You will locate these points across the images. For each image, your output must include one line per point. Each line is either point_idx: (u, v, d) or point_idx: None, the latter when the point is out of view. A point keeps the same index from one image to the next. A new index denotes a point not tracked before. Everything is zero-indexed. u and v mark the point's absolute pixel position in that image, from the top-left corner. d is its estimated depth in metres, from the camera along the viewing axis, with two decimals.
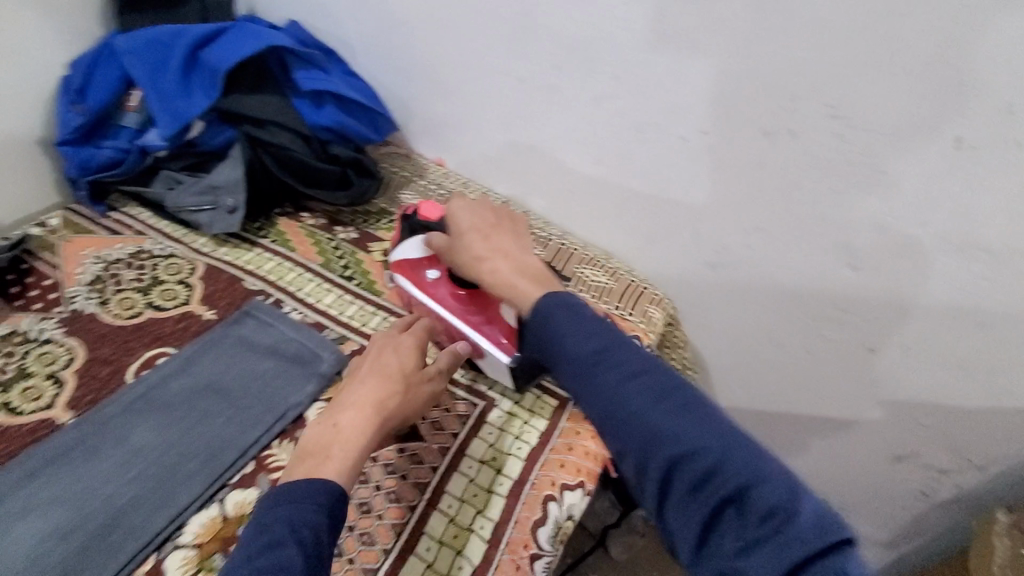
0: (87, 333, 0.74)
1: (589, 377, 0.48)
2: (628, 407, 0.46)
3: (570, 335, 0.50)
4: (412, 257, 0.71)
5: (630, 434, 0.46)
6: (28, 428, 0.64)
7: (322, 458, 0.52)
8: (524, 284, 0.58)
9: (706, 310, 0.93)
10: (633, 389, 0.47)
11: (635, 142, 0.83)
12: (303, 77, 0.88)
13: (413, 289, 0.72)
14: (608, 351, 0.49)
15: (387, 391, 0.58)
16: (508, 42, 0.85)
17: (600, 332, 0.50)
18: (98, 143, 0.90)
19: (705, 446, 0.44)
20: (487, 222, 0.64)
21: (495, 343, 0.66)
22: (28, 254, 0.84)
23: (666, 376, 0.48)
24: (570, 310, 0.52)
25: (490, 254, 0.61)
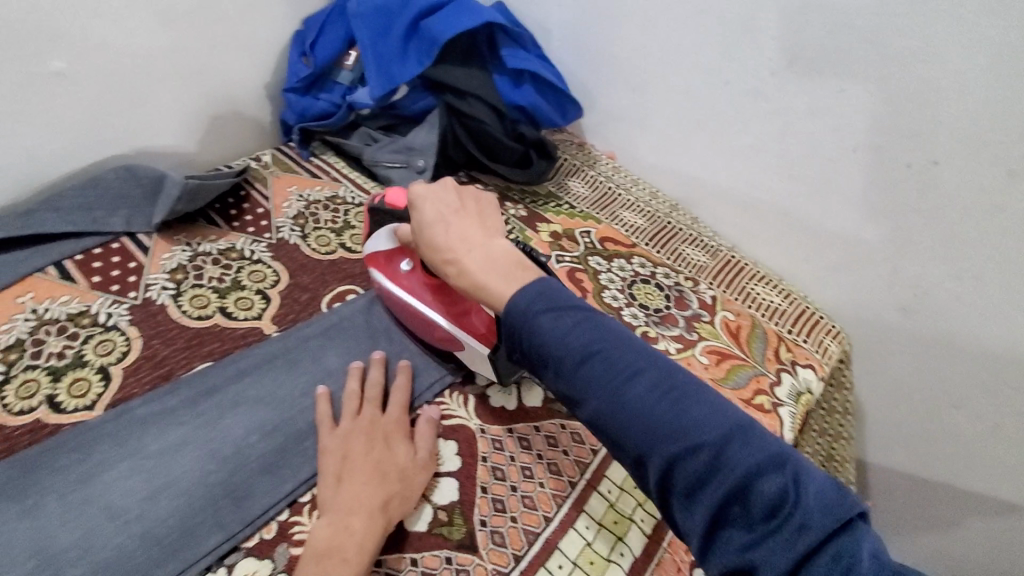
0: (290, 261, 0.81)
1: (572, 376, 0.41)
2: (617, 399, 0.40)
3: (547, 327, 0.43)
4: (385, 250, 0.68)
5: (624, 432, 0.40)
6: (240, 333, 0.71)
7: (340, 560, 0.49)
8: (495, 284, 0.47)
9: (883, 354, 0.86)
10: (620, 381, 0.40)
11: (845, 162, 0.78)
12: (510, 55, 0.92)
13: (387, 282, 0.69)
14: (587, 337, 0.42)
15: (387, 492, 0.54)
16: (720, 42, 0.82)
17: (571, 318, 0.43)
18: (317, 95, 0.98)
19: (700, 433, 0.38)
20: (448, 208, 0.52)
21: (475, 333, 0.63)
22: (245, 183, 0.91)
23: (646, 357, 0.42)
24: (545, 290, 0.45)
25: (455, 249, 0.50)
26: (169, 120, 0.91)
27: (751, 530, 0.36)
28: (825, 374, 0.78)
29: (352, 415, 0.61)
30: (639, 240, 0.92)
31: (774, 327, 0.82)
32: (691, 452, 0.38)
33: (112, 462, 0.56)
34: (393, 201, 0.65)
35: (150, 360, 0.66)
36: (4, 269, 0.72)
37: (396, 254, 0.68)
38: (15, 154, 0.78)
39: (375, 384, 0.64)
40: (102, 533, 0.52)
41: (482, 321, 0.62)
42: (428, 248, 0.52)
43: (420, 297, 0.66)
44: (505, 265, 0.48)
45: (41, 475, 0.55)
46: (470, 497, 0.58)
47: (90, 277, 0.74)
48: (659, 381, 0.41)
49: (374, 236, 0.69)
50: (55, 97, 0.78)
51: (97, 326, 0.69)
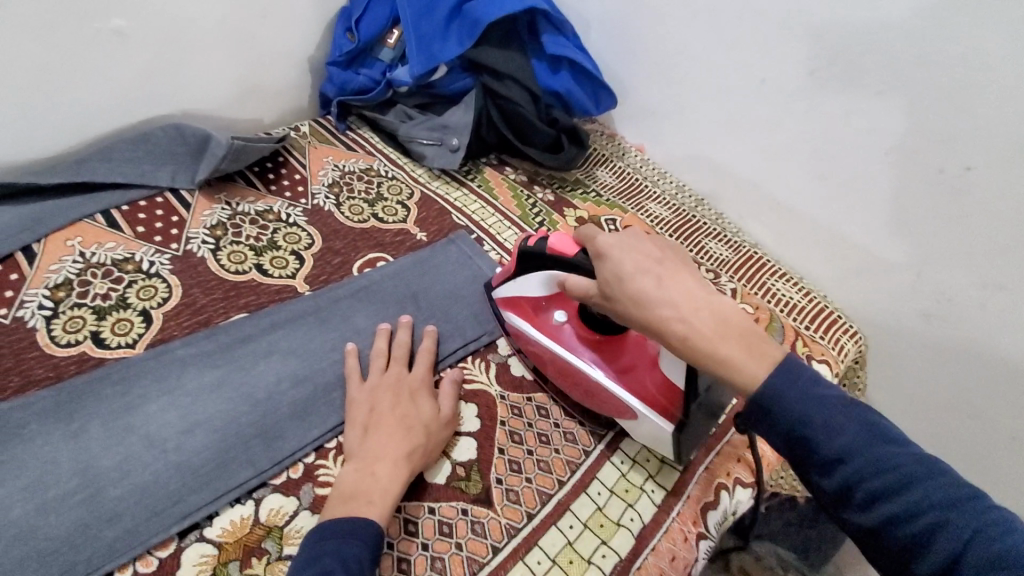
0: (325, 227, 0.84)
1: (853, 485, 0.42)
2: (914, 520, 0.40)
3: (821, 428, 0.43)
4: (534, 298, 0.65)
5: (920, 552, 0.39)
6: (275, 289, 0.74)
7: (364, 501, 0.51)
8: (735, 355, 0.46)
9: (899, 359, 0.87)
10: (910, 501, 0.40)
11: (876, 164, 0.79)
12: (550, 41, 0.94)
13: (537, 334, 0.65)
14: (874, 450, 0.42)
15: (411, 443, 0.56)
16: (760, 37, 0.83)
17: (856, 425, 0.43)
18: (357, 70, 1.01)
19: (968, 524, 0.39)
20: (652, 260, 0.50)
21: (645, 399, 0.57)
22: (284, 150, 0.94)
23: (946, 477, 0.41)
24: (815, 386, 0.45)
25: (679, 309, 0.47)
26: (217, 84, 0.94)
27: None
28: (840, 373, 0.79)
29: (378, 371, 0.63)
30: (662, 231, 0.94)
31: (791, 323, 0.83)
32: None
33: (152, 397, 0.59)
34: (558, 246, 0.59)
35: (188, 307, 0.69)
36: (55, 212, 0.75)
37: (552, 304, 0.64)
38: (73, 104, 0.81)
39: (402, 344, 0.67)
40: (142, 460, 0.55)
41: (653, 382, 0.57)
42: (633, 302, 0.49)
43: (579, 353, 0.62)
44: (736, 331, 0.47)
45: (87, 403, 0.58)
46: (487, 457, 0.60)
47: (135, 227, 0.77)
48: (962, 506, 0.39)
49: (524, 282, 0.64)
50: (113, 54, 0.81)
51: (140, 273, 0.72)
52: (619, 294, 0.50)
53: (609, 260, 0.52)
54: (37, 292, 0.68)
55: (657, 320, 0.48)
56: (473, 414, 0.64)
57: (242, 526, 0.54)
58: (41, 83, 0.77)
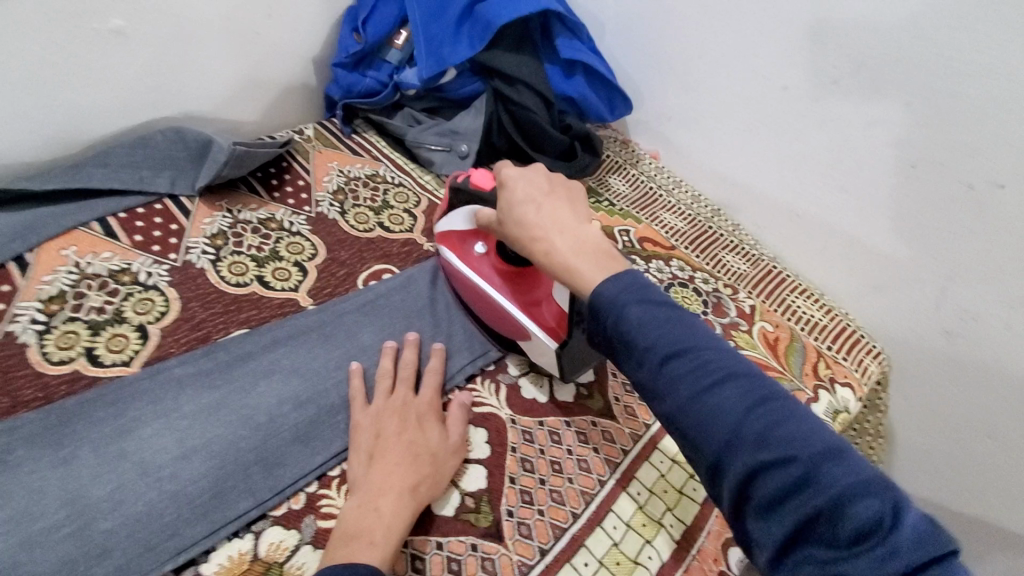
0: (329, 236, 0.81)
1: (656, 371, 0.42)
2: (701, 400, 0.41)
3: (637, 321, 0.44)
4: (460, 231, 0.71)
5: (708, 435, 0.40)
6: (277, 303, 0.71)
7: (366, 543, 0.48)
8: (583, 265, 0.49)
9: (922, 381, 0.83)
10: (708, 387, 0.41)
11: (903, 178, 0.75)
12: (565, 45, 0.90)
13: (458, 263, 0.71)
14: (680, 340, 0.43)
15: (418, 473, 0.54)
16: (782, 43, 0.80)
17: (664, 314, 0.43)
18: (364, 72, 0.97)
19: (791, 449, 0.38)
20: (539, 191, 0.55)
21: (542, 323, 0.63)
22: (287, 154, 0.91)
23: (738, 363, 0.42)
24: (638, 284, 0.46)
25: (549, 230, 0.52)
26: (218, 85, 0.91)
27: (831, 547, 0.36)
28: (863, 396, 0.75)
29: (385, 395, 0.60)
30: (677, 242, 0.91)
31: (813, 342, 0.80)
32: (779, 463, 0.38)
33: (147, 420, 0.57)
34: (476, 182, 0.67)
35: (187, 322, 0.66)
36: (49, 220, 0.72)
37: (475, 237, 0.70)
38: (68, 106, 0.78)
39: (408, 364, 0.64)
40: (136, 489, 0.52)
41: (550, 311, 0.63)
42: (515, 223, 0.54)
43: (492, 280, 0.67)
44: (591, 249, 0.50)
45: (79, 427, 0.55)
46: (498, 486, 0.58)
47: (133, 236, 0.75)
48: (749, 389, 0.41)
49: (454, 215, 0.71)
50: (109, 54, 0.78)
51: (137, 285, 0.69)
52: (507, 219, 0.56)
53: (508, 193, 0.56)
54: (29, 304, 0.65)
55: (529, 237, 0.53)
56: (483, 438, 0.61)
57: (240, 561, 0.51)
58: (34, 84, 0.74)
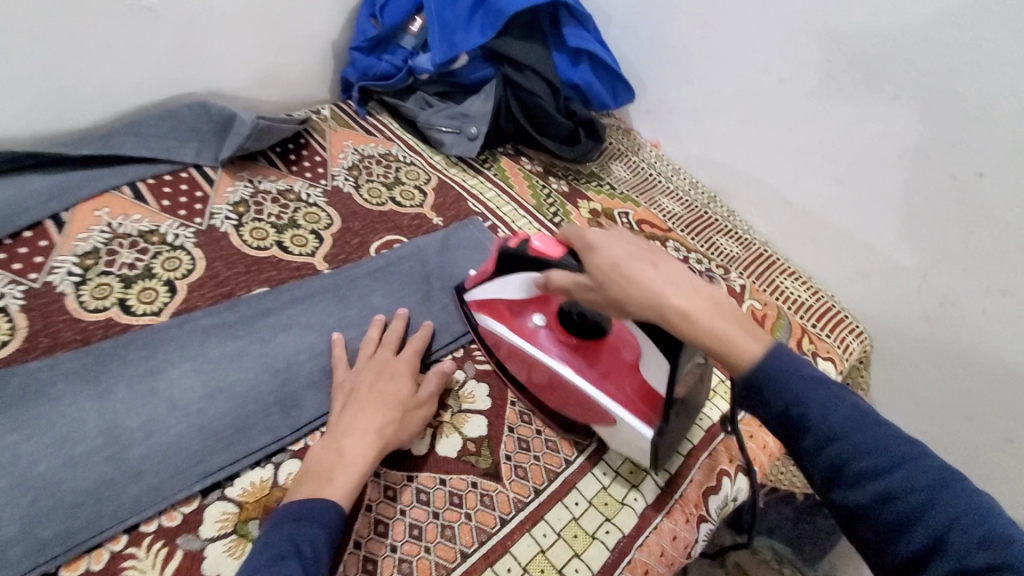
0: (344, 208, 0.86)
1: (841, 465, 0.41)
2: (893, 497, 0.39)
3: (815, 410, 0.42)
4: (512, 302, 0.63)
5: (903, 535, 0.39)
6: (295, 266, 0.76)
7: (325, 481, 0.52)
8: (734, 334, 0.45)
9: (901, 362, 0.88)
10: (900, 484, 0.39)
11: (889, 167, 0.80)
12: (571, 34, 0.95)
13: (513, 337, 0.63)
14: (863, 432, 0.41)
15: (386, 416, 0.57)
16: (780, 38, 0.84)
17: (844, 405, 0.42)
18: (380, 56, 1.02)
19: (998, 552, 0.36)
20: (642, 249, 0.49)
21: (625, 403, 0.57)
22: (305, 132, 0.95)
23: (932, 459, 0.40)
24: (809, 369, 0.44)
25: (677, 293, 0.46)
26: (243, 64, 0.96)
27: None
28: (843, 370, 0.79)
29: (366, 356, 0.64)
30: (674, 225, 0.95)
31: (799, 321, 0.84)
32: (994, 570, 0.36)
33: (175, 362, 0.61)
34: (536, 246, 0.58)
35: (211, 279, 0.71)
36: (84, 183, 0.77)
37: (529, 307, 0.63)
38: (104, 76, 0.83)
39: (393, 333, 0.67)
40: (166, 421, 0.57)
41: (633, 386, 0.57)
42: (627, 284, 0.47)
43: (556, 356, 0.61)
44: (727, 308, 0.47)
45: (113, 365, 0.60)
46: (497, 433, 0.62)
47: (160, 200, 0.79)
48: (950, 488, 0.39)
49: (504, 283, 0.63)
50: (143, 30, 0.83)
51: (165, 244, 0.74)
52: (613, 280, 0.48)
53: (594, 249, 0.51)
54: (66, 258, 0.70)
55: (657, 302, 0.46)
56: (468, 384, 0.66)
57: (260, 487, 0.56)
58: (76, 54, 0.79)
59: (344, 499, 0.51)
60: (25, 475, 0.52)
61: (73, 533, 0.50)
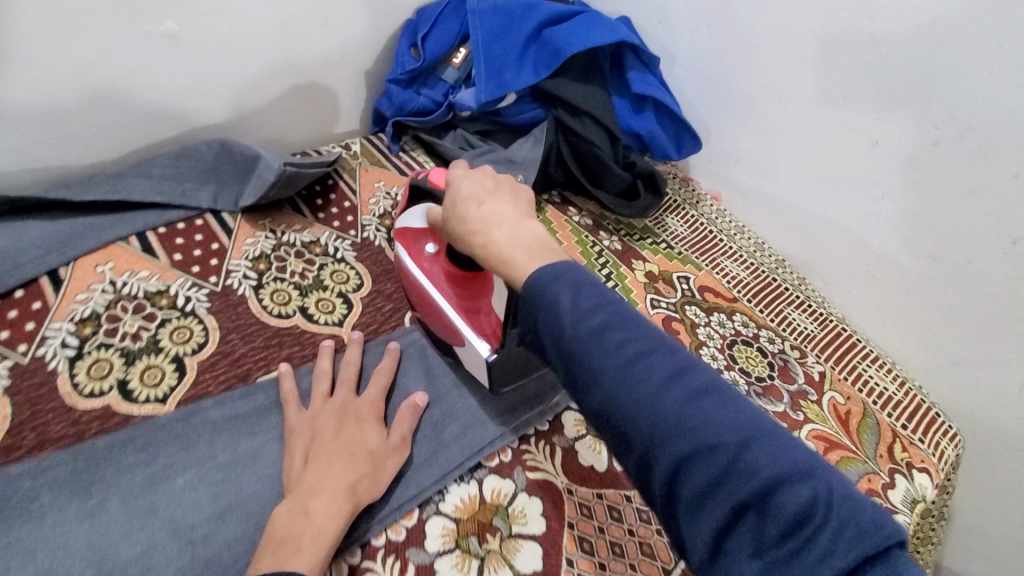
0: (376, 265, 0.77)
1: (578, 354, 0.38)
2: (632, 384, 0.36)
3: (569, 308, 0.39)
4: (413, 226, 0.67)
5: (635, 430, 0.36)
6: (321, 339, 0.67)
7: (293, 551, 0.46)
8: (519, 256, 0.44)
9: (999, 472, 0.77)
10: (640, 380, 0.36)
11: (1000, 253, 0.69)
12: (636, 78, 0.85)
13: (407, 260, 0.66)
14: (613, 321, 0.39)
15: (356, 471, 0.52)
16: (875, 95, 0.75)
17: (606, 303, 0.39)
18: (419, 89, 0.92)
19: (719, 434, 0.34)
20: (483, 188, 0.51)
21: (477, 331, 0.60)
22: (334, 172, 0.86)
23: (672, 356, 0.38)
24: (574, 273, 0.41)
25: (486, 223, 0.48)
26: (268, 94, 0.87)
27: (765, 541, 0.33)
28: (940, 481, 0.69)
29: (321, 398, 0.58)
30: (740, 294, 0.85)
31: (887, 418, 0.74)
32: (706, 451, 0.34)
33: (181, 468, 0.52)
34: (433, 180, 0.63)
35: (226, 357, 0.62)
36: (87, 233, 0.69)
37: (427, 235, 0.65)
38: (115, 109, 0.74)
39: (351, 367, 0.62)
40: (165, 550, 0.48)
41: (485, 322, 0.60)
42: (457, 221, 0.50)
43: (436, 282, 0.64)
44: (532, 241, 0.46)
45: (108, 473, 0.51)
46: (554, 570, 0.53)
47: (172, 254, 0.70)
48: (683, 383, 0.36)
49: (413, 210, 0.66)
50: (162, 59, 0.75)
51: (174, 310, 0.65)
52: (450, 218, 0.52)
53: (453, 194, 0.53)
54: (61, 326, 0.61)
55: (468, 232, 0.48)
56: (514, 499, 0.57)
57: None
58: (83, 87, 0.71)
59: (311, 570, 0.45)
60: None
61: None
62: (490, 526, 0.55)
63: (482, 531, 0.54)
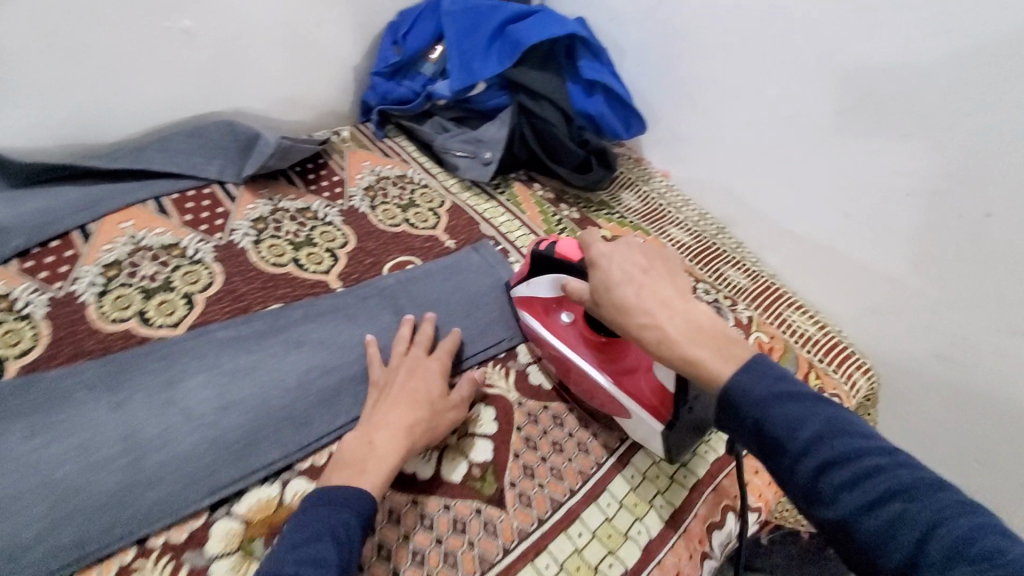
0: (359, 227, 0.88)
1: (812, 477, 0.44)
2: (876, 509, 0.41)
3: (783, 423, 0.46)
4: (544, 300, 0.71)
5: (889, 534, 0.40)
6: (310, 283, 0.78)
7: (359, 471, 0.55)
8: (707, 357, 0.51)
9: (909, 403, 0.88)
10: (880, 487, 0.41)
11: (898, 207, 0.81)
12: (586, 66, 0.98)
13: (546, 332, 0.71)
14: (837, 441, 0.44)
15: (414, 416, 0.60)
16: (790, 76, 0.86)
17: (817, 415, 0.45)
18: (400, 82, 1.05)
19: (976, 556, 0.37)
20: (637, 271, 0.57)
21: (640, 400, 0.62)
22: (324, 153, 0.99)
23: (904, 467, 0.42)
24: (789, 390, 0.47)
25: (658, 315, 0.54)
26: (268, 85, 0.99)
27: None
28: (850, 407, 0.80)
29: (399, 355, 0.67)
30: (683, 255, 0.96)
31: (806, 354, 0.85)
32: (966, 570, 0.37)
33: (191, 372, 0.63)
34: (563, 251, 0.66)
35: (229, 294, 0.73)
36: (113, 196, 0.80)
37: (559, 306, 0.70)
38: (135, 93, 0.86)
39: (425, 333, 0.70)
40: (179, 432, 0.58)
41: (647, 384, 0.61)
42: (615, 307, 0.56)
43: (581, 352, 0.67)
44: (708, 334, 0.52)
45: (133, 375, 0.62)
46: (503, 460, 0.63)
47: (183, 215, 0.82)
48: (930, 497, 0.40)
49: (539, 284, 0.70)
50: (178, 51, 0.87)
51: (185, 258, 0.76)
52: (606, 300, 0.58)
53: (599, 272, 0.59)
54: (91, 269, 0.73)
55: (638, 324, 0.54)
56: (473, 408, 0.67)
57: (269, 504, 0.57)
58: (112, 74, 0.83)
59: (375, 489, 0.55)
60: (43, 482, 0.53)
61: (87, 540, 0.51)
62: None
63: None
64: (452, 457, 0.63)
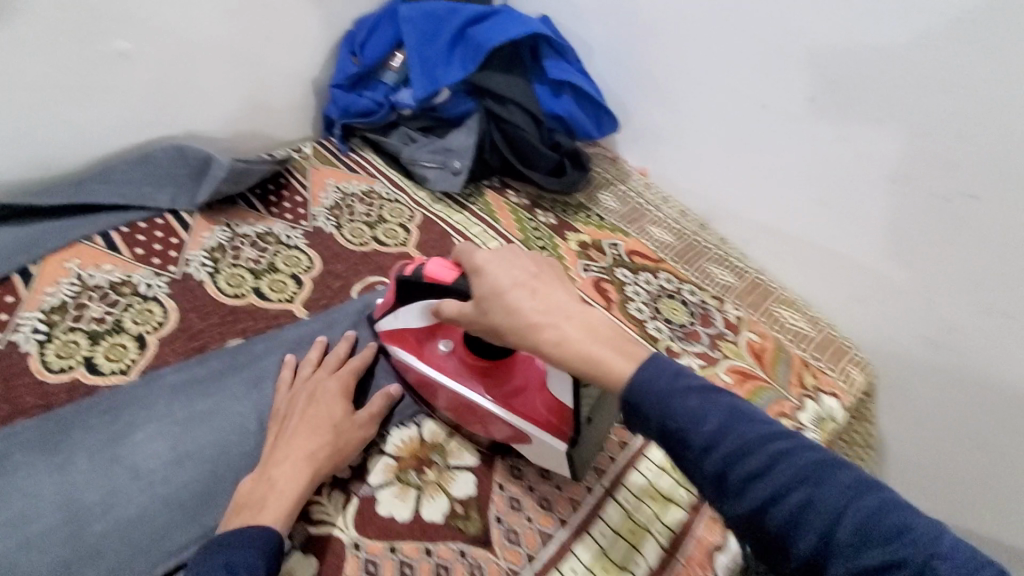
0: (325, 249, 0.83)
1: (720, 473, 0.41)
2: (782, 501, 0.39)
3: (687, 412, 0.42)
4: (416, 330, 0.63)
5: (804, 527, 0.38)
6: (272, 314, 0.73)
7: (258, 510, 0.52)
8: (622, 362, 0.46)
9: (909, 394, 0.83)
10: (785, 475, 0.39)
11: (881, 190, 0.77)
12: (551, 66, 0.96)
13: (421, 364, 0.63)
14: (739, 430, 0.41)
15: (318, 441, 0.56)
16: (759, 62, 0.83)
17: (716, 404, 0.42)
18: (361, 92, 0.99)
19: (882, 535, 0.37)
20: (528, 274, 0.50)
21: (538, 421, 0.57)
22: (285, 171, 0.93)
23: (800, 448, 0.40)
24: (686, 375, 0.44)
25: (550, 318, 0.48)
26: (218, 105, 0.94)
27: None
28: (847, 402, 0.80)
29: (303, 378, 0.63)
30: (666, 255, 0.94)
31: (798, 351, 0.84)
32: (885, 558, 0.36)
33: (138, 424, 0.60)
34: (434, 273, 0.57)
35: (185, 332, 0.69)
36: (53, 234, 0.75)
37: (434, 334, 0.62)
38: (69, 122, 0.80)
39: (338, 355, 0.65)
40: (128, 491, 0.56)
41: (542, 402, 0.57)
42: (505, 312, 0.49)
43: (465, 381, 0.60)
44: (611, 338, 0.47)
45: (75, 432, 0.58)
46: (487, 494, 0.60)
47: (134, 249, 0.76)
48: (829, 477, 0.39)
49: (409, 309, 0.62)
50: (116, 75, 0.81)
51: (137, 295, 0.71)
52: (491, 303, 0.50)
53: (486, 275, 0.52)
54: (33, 315, 0.67)
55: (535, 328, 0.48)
56: (451, 439, 0.64)
57: None
58: (43, 104, 0.77)
59: (278, 523, 0.51)
60: None
61: None
62: (428, 461, 0.62)
63: (422, 465, 0.62)
64: (432, 494, 0.60)
